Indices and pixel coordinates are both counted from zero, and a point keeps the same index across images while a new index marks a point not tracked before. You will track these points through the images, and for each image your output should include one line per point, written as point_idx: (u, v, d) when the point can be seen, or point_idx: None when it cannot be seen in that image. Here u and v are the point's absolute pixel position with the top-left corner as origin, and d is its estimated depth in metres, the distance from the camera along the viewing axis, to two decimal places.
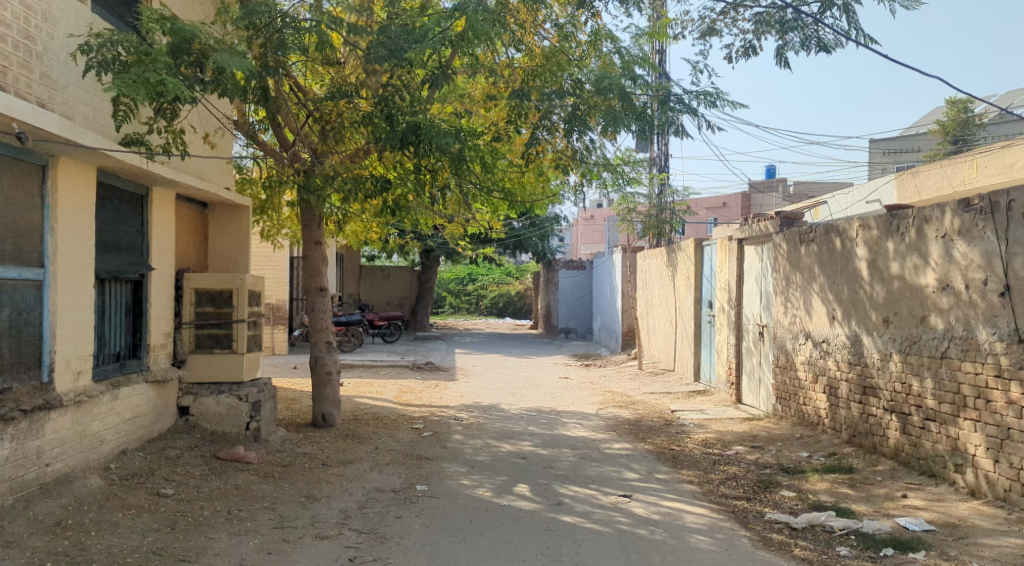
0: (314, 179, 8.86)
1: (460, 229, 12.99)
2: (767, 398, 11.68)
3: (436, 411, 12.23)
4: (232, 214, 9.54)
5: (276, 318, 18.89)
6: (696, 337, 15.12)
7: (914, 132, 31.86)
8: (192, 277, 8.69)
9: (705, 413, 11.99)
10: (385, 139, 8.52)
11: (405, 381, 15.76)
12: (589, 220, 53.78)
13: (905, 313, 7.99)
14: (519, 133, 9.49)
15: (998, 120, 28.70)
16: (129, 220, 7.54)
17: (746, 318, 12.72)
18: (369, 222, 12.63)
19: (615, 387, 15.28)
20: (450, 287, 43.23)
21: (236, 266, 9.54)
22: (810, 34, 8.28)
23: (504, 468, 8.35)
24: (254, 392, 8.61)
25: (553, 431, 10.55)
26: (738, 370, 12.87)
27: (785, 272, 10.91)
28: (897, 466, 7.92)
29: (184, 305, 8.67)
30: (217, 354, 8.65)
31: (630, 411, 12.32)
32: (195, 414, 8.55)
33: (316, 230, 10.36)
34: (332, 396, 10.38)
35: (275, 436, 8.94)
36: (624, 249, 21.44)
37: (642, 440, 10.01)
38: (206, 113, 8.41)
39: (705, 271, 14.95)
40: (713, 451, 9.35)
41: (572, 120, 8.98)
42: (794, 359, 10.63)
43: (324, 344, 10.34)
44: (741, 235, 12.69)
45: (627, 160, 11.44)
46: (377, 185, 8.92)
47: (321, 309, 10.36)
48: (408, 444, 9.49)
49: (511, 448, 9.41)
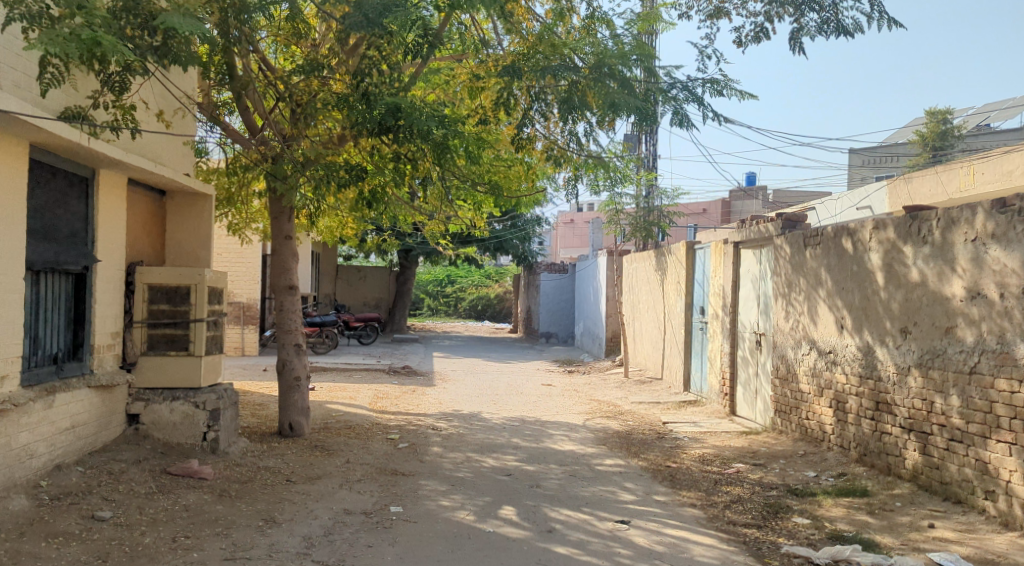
0: (281, 166, 8.10)
1: (441, 226, 12.23)
2: (765, 410, 11.00)
3: (413, 419, 11.47)
4: (193, 204, 8.75)
5: (246, 318, 18.01)
6: (686, 345, 14.46)
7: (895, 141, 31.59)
8: (144, 271, 7.88)
9: (699, 426, 11.31)
10: (362, 122, 7.84)
11: (380, 386, 14.97)
12: (569, 223, 53.12)
13: (927, 324, 7.35)
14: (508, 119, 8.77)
15: (975, 132, 28.51)
16: (70, 206, 6.76)
17: (742, 325, 12.04)
18: (344, 216, 11.85)
19: (601, 395, 14.56)
20: (428, 288, 42.40)
21: (197, 261, 8.74)
22: (828, 17, 7.65)
23: (488, 487, 7.61)
24: (212, 398, 7.86)
25: (538, 444, 9.82)
26: (732, 380, 12.19)
27: (788, 276, 10.23)
28: (917, 490, 7.25)
29: (136, 302, 7.86)
30: (172, 356, 7.87)
31: (619, 423, 11.61)
32: (147, 423, 7.75)
33: (286, 223, 9.62)
34: (301, 404, 9.57)
35: (235, 447, 8.15)
36: (609, 252, 20.74)
37: (635, 455, 9.29)
38: (161, 88, 7.64)
39: (697, 276, 14.28)
40: (712, 469, 8.66)
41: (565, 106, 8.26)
42: (796, 370, 9.95)
43: (293, 347, 9.56)
44: (738, 238, 12.01)
45: (621, 155, 10.74)
46: (351, 174, 8.19)
47: (291, 309, 9.58)
48: (382, 457, 8.71)
49: (494, 463, 8.65)
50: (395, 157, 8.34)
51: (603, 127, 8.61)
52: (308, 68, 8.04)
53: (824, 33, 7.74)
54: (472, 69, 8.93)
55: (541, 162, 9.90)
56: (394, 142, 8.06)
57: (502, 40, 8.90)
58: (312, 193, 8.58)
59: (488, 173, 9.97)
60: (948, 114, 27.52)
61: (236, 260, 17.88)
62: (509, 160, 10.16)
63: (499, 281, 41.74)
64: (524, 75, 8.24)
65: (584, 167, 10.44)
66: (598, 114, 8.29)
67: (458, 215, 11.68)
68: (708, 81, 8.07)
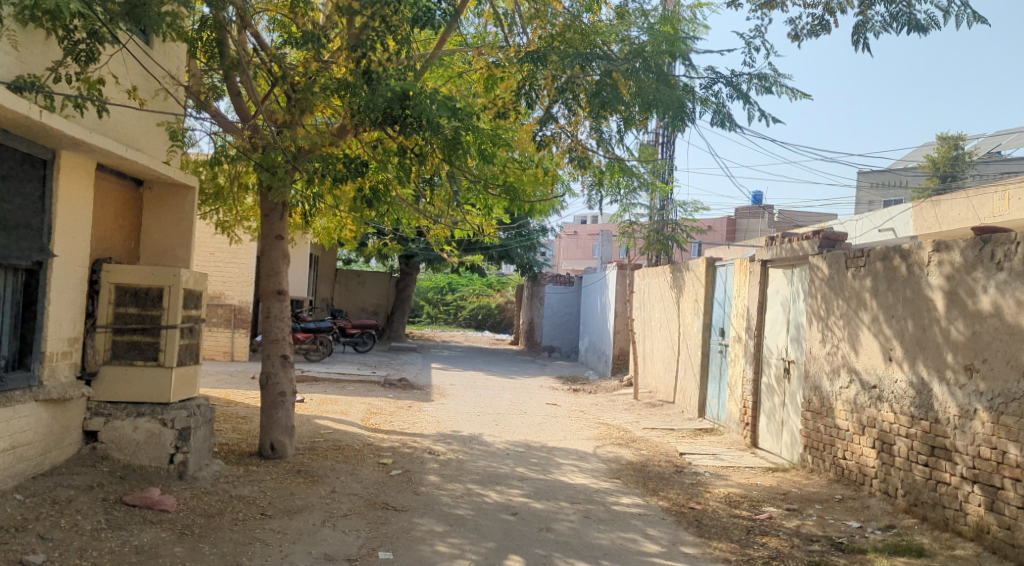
0: (270, 155, 7.20)
1: (445, 231, 11.34)
2: (793, 445, 10.06)
3: (407, 440, 10.56)
4: (174, 195, 7.85)
5: (236, 321, 17.09)
6: (702, 368, 13.54)
7: (903, 164, 30.93)
8: (111, 270, 6.95)
9: (720, 460, 10.39)
10: (363, 108, 7.00)
11: (374, 400, 14.04)
12: (572, 236, 52.27)
13: (999, 363, 6.47)
14: (528, 111, 7.89)
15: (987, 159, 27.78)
16: (19, 190, 5.94)
17: (768, 350, 11.12)
18: (342, 217, 10.96)
19: (609, 419, 13.63)
20: (427, 296, 41.42)
21: (176, 260, 7.83)
22: (898, 10, 6.78)
23: (492, 530, 6.69)
24: (182, 416, 6.97)
25: (545, 475, 8.88)
26: (754, 409, 11.28)
27: (826, 298, 9.31)
28: (981, 552, 6.34)
29: (101, 305, 6.93)
30: (139, 367, 6.97)
31: (632, 453, 10.68)
32: (106, 442, 6.83)
33: (277, 222, 8.73)
34: (285, 422, 8.63)
35: (207, 470, 7.23)
36: (619, 266, 19.80)
37: (654, 493, 8.36)
38: (133, 62, 6.74)
39: (717, 294, 13.37)
40: (742, 514, 7.73)
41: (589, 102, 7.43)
42: (832, 403, 9.02)
43: (279, 358, 8.64)
44: (767, 255, 11.10)
45: (646, 158, 9.85)
46: (349, 167, 7.30)
47: (278, 317, 8.67)
48: (372, 487, 7.78)
49: (497, 498, 7.71)
50: (399, 151, 7.46)
51: (633, 128, 7.76)
52: (306, 45, 7.19)
53: (892, 27, 6.88)
54: (489, 58, 8.09)
55: (560, 163, 9.02)
56: (400, 132, 7.18)
57: (523, 27, 8.07)
58: (306, 188, 7.69)
59: (500, 175, 9.09)
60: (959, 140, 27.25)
61: (229, 260, 17.04)
62: (525, 161, 9.29)
63: (500, 290, 40.77)
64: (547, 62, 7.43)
65: (604, 172, 9.59)
66: (628, 111, 7.43)
67: (466, 220, 10.79)
68: (756, 76, 7.19)
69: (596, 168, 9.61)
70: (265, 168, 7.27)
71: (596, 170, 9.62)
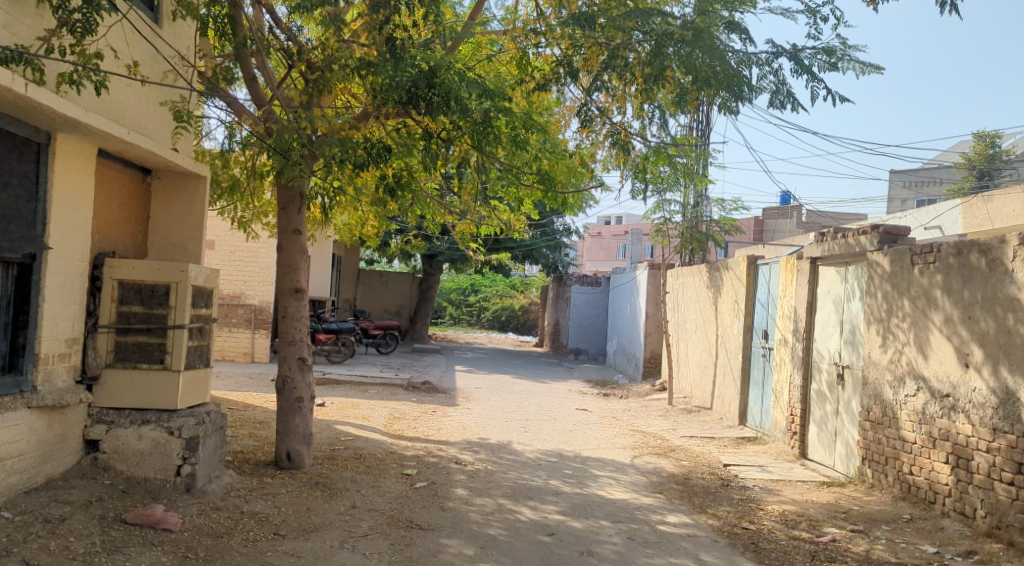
0: (283, 135, 6.59)
1: (472, 226, 10.73)
2: (849, 457, 9.38)
3: (434, 448, 9.97)
4: (185, 185, 7.26)
5: (257, 321, 16.58)
6: (743, 372, 12.85)
7: (939, 162, 29.95)
8: (115, 265, 6.37)
9: (769, 472, 9.73)
10: (386, 86, 6.42)
11: (397, 404, 13.45)
12: (597, 237, 51.50)
13: None
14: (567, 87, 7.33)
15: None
16: (5, 176, 5.35)
17: (819, 354, 10.42)
18: (365, 212, 10.39)
19: (645, 426, 12.96)
20: (451, 297, 40.83)
21: (186, 255, 7.24)
22: None
23: (527, 553, 6.05)
24: (190, 424, 6.37)
25: (581, 489, 8.21)
26: (803, 417, 10.59)
27: (887, 299, 8.65)
28: None
29: (103, 302, 6.34)
30: (144, 371, 6.37)
31: (673, 464, 10.03)
32: (107, 452, 6.24)
33: (294, 216, 8.14)
34: (303, 430, 8.03)
35: (217, 483, 6.64)
36: (651, 266, 19.10)
37: (701, 510, 7.69)
38: (134, 36, 6.17)
39: (759, 294, 12.68)
40: (802, 536, 7.05)
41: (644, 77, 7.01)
42: (897, 413, 8.36)
43: (296, 361, 8.05)
44: (818, 253, 10.42)
45: (688, 145, 9.19)
46: (371, 151, 6.72)
47: (296, 317, 8.09)
48: (395, 502, 7.17)
49: (531, 515, 7.06)
50: (424, 135, 6.86)
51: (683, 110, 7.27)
52: (325, 21, 6.64)
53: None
54: (524, 39, 7.58)
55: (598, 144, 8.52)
56: (427, 113, 6.61)
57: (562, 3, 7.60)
58: (323, 175, 7.09)
59: (531, 165, 8.52)
60: (996, 138, 26.25)
61: (249, 259, 16.55)
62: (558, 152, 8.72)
63: (524, 291, 40.09)
64: (591, 27, 6.96)
65: (641, 162, 9.04)
66: (681, 86, 7.05)
67: (495, 215, 10.20)
68: (823, 51, 6.79)
69: (634, 158, 9.07)
70: (276, 150, 6.66)
71: (632, 161, 9.08)
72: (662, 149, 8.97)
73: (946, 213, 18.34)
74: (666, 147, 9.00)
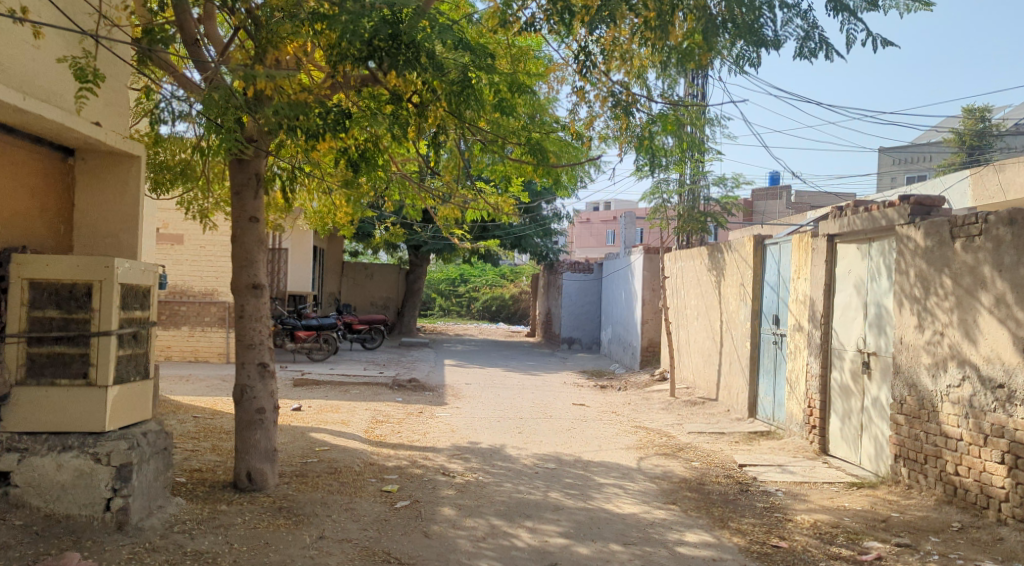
0: (212, 95, 5.60)
1: (456, 212, 9.75)
2: (879, 455, 8.46)
3: (419, 455, 8.99)
4: (114, 167, 6.22)
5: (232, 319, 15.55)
6: (752, 361, 11.90)
7: (933, 136, 29.02)
8: (23, 262, 5.34)
9: (790, 473, 8.78)
10: (340, 37, 5.42)
11: (381, 405, 12.46)
12: (585, 222, 50.68)
13: None
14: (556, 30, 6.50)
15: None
16: None
17: (839, 341, 9.46)
18: (336, 197, 9.39)
19: (647, 421, 12.00)
20: (439, 288, 39.79)
21: (118, 247, 6.20)
22: None
23: None
24: (121, 449, 5.37)
25: (586, 503, 7.22)
26: (823, 411, 9.66)
27: (926, 278, 7.72)
28: None
29: (9, 307, 5.31)
30: (64, 388, 5.35)
31: (684, 466, 9.08)
32: (21, 486, 5.24)
33: (250, 200, 7.10)
34: (266, 446, 7.01)
35: (158, 517, 5.65)
36: (647, 250, 18.11)
37: (723, 525, 6.74)
38: None
39: (767, 276, 11.72)
40: (842, 554, 6.11)
41: (652, 18, 6.27)
42: (938, 407, 7.44)
43: (256, 367, 7.03)
44: (835, 230, 9.47)
45: (694, 110, 8.22)
46: (326, 117, 5.77)
47: (254, 316, 7.06)
48: (372, 528, 6.20)
49: (530, 540, 6.10)
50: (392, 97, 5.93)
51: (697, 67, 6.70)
52: None
53: None
54: None
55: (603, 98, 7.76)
56: (391, 71, 5.65)
57: None
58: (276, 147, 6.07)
59: (520, 136, 7.55)
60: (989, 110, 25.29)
61: (223, 252, 15.55)
62: (550, 122, 7.74)
63: (515, 279, 39.01)
64: None
65: (644, 132, 8.09)
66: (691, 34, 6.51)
67: (480, 198, 9.22)
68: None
69: (635, 128, 8.14)
70: (205, 112, 5.65)
71: (634, 130, 8.14)
72: (669, 115, 8.02)
73: (954, 186, 17.28)
74: (673, 112, 8.05)
